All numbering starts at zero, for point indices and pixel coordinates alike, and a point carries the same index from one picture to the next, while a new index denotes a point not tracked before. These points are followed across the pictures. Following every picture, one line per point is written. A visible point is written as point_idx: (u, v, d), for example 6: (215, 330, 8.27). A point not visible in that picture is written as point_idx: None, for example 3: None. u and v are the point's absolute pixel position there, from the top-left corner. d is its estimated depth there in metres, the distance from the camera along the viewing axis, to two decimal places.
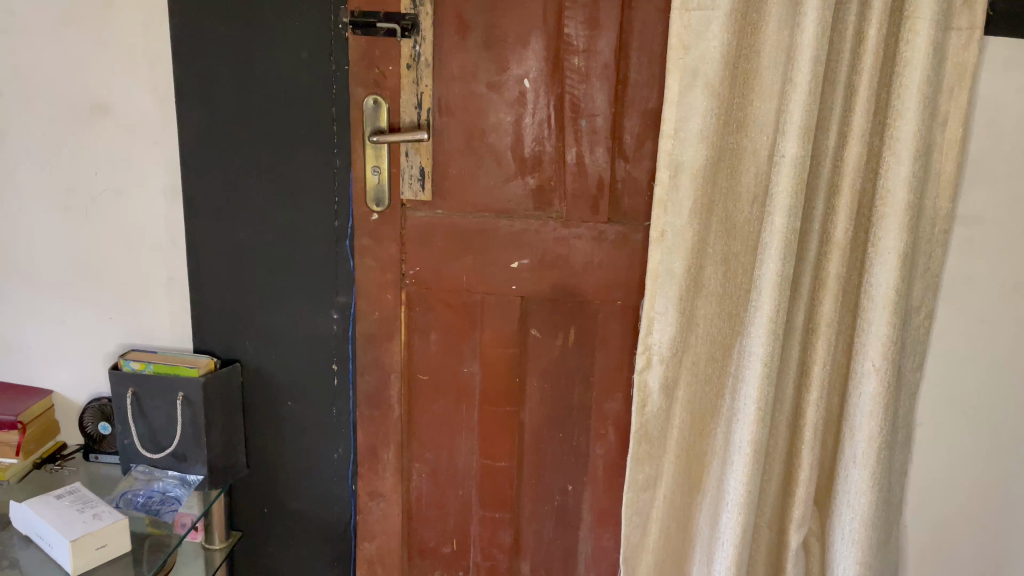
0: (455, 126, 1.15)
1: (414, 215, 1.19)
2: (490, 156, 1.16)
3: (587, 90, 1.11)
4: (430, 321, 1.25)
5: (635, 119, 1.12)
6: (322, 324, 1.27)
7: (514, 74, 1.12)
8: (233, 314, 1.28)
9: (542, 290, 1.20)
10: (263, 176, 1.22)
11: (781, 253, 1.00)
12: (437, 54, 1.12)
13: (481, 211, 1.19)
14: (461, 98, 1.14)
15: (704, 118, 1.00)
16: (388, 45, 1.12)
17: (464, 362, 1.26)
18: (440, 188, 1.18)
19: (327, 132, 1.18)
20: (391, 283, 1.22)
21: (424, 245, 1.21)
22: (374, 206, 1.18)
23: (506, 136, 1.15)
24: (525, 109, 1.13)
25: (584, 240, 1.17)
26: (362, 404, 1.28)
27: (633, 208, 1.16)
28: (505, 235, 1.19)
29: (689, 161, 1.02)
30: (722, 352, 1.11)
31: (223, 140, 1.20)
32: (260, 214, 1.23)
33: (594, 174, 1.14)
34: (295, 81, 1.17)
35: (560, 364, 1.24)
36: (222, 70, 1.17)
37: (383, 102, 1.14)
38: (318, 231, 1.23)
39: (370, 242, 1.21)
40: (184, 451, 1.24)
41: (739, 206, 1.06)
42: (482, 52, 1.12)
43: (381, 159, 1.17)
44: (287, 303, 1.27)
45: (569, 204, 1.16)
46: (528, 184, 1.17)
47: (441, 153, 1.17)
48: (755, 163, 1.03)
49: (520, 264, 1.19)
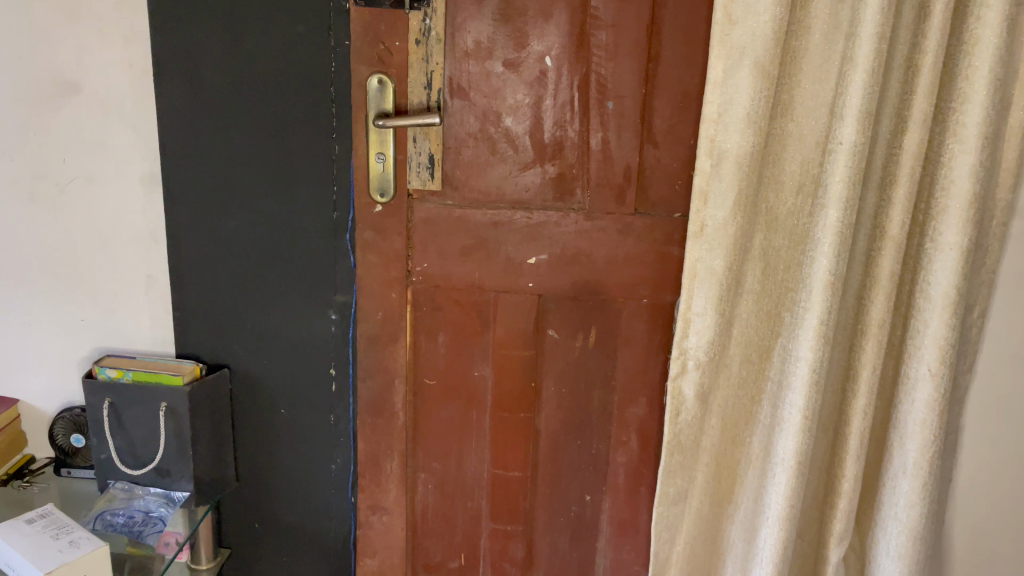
0: (468, 108, 1.04)
1: (422, 206, 1.09)
2: (506, 142, 1.06)
3: (615, 68, 1.01)
4: (438, 321, 1.14)
5: (666, 101, 1.02)
6: (319, 325, 1.16)
7: (534, 50, 1.01)
8: (219, 316, 1.17)
9: (560, 286, 1.11)
10: (253, 164, 1.10)
11: (836, 248, 0.91)
12: (449, 29, 1.01)
13: (495, 202, 1.09)
14: (474, 78, 1.03)
15: (752, 101, 0.91)
16: (395, 18, 1.01)
17: (474, 365, 1.16)
18: (451, 177, 1.08)
19: (325, 115, 1.07)
20: (396, 280, 1.12)
21: (433, 240, 1.10)
22: (378, 198, 1.08)
23: (524, 119, 1.04)
24: (546, 90, 1.03)
25: (608, 234, 1.08)
26: (362, 411, 1.18)
27: (660, 199, 1.07)
28: (522, 229, 1.09)
29: (733, 149, 0.93)
30: (760, 354, 1.02)
31: (207, 123, 1.08)
32: (250, 207, 1.12)
33: (621, 161, 1.05)
34: (290, 58, 1.05)
35: (579, 367, 1.15)
36: (207, 45, 1.05)
37: (389, 81, 1.03)
38: (315, 225, 1.12)
39: (373, 235, 1.10)
40: (167, 466, 1.13)
41: (782, 197, 0.96)
42: (498, 27, 1.01)
43: (386, 146, 1.06)
44: (280, 303, 1.16)
45: (593, 194, 1.07)
46: (547, 173, 1.07)
47: (452, 138, 1.06)
48: (801, 150, 0.94)
49: (538, 259, 1.10)
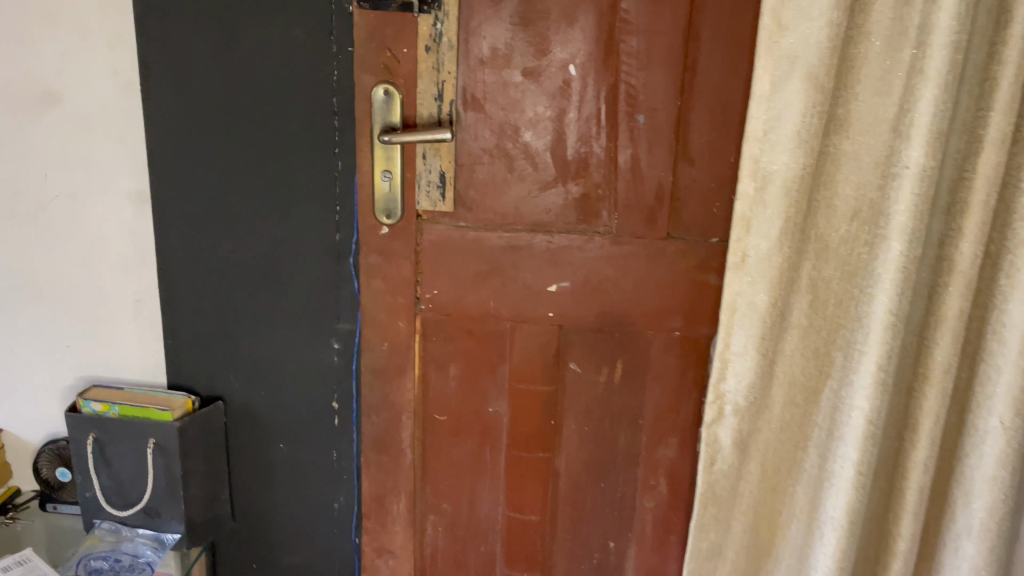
0: (483, 121, 0.94)
1: (432, 228, 0.99)
2: (525, 159, 0.96)
3: (647, 79, 0.91)
4: (449, 352, 1.05)
5: (703, 114, 0.92)
6: (321, 355, 1.07)
7: (557, 58, 0.91)
8: (213, 344, 1.08)
9: (583, 317, 1.01)
10: (248, 181, 1.00)
11: (898, 286, 0.81)
12: (462, 35, 0.91)
13: (513, 224, 0.99)
14: (490, 89, 0.93)
15: (804, 117, 0.80)
16: (404, 22, 0.91)
17: (488, 400, 1.06)
18: (464, 197, 0.98)
19: (327, 129, 0.98)
20: (403, 308, 1.02)
21: (444, 265, 1.01)
22: (384, 220, 0.98)
23: (545, 134, 0.94)
24: (569, 102, 0.93)
25: (637, 260, 0.98)
26: (367, 448, 1.08)
27: (695, 222, 0.96)
28: (542, 253, 0.99)
29: (781, 171, 0.82)
30: (806, 397, 0.91)
31: (199, 137, 0.99)
32: (245, 227, 1.02)
33: (652, 180, 0.95)
34: (288, 66, 0.95)
35: (604, 404, 1.04)
36: (198, 52, 0.96)
37: (396, 92, 0.93)
38: (316, 247, 1.03)
39: (378, 260, 1.00)
40: (156, 507, 1.05)
41: (834, 223, 0.85)
42: (517, 32, 0.91)
43: (393, 163, 0.96)
44: (278, 330, 1.07)
45: (620, 216, 0.96)
46: (570, 193, 0.97)
47: (466, 154, 0.96)
48: (857, 171, 0.83)
49: (559, 287, 1.00)
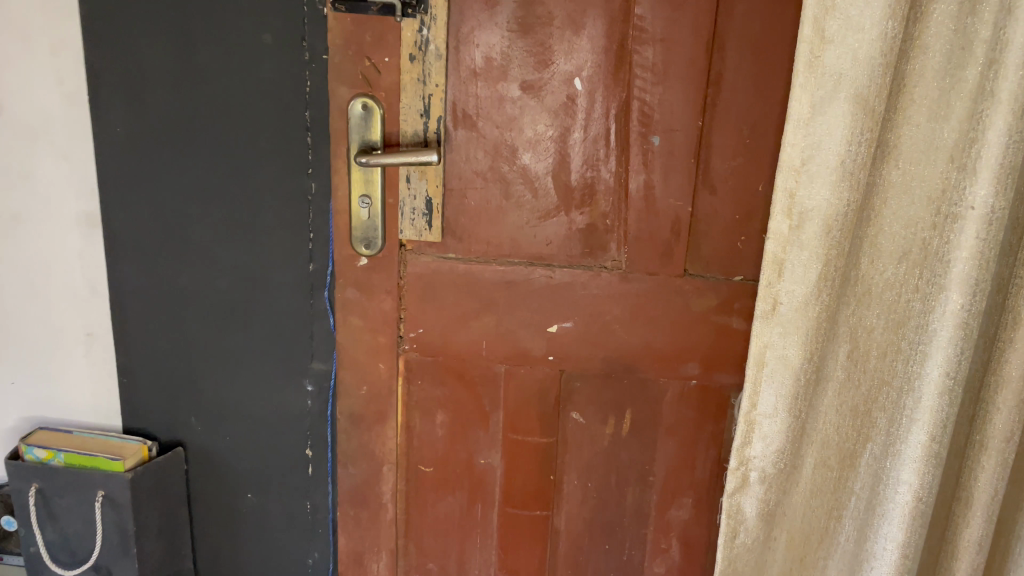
0: (475, 141, 0.83)
1: (417, 261, 0.88)
2: (523, 185, 0.84)
3: (664, 95, 0.79)
4: (436, 398, 0.93)
5: (727, 137, 0.80)
6: (293, 397, 0.96)
7: (560, 70, 0.80)
8: (173, 383, 0.97)
9: (588, 362, 0.89)
10: (210, 205, 0.89)
11: (958, 344, 0.70)
12: (452, 42, 0.79)
13: (508, 256, 0.87)
14: (484, 105, 0.81)
15: (849, 146, 0.68)
16: (385, 28, 0.79)
17: (480, 451, 0.94)
18: (454, 226, 0.86)
19: (299, 147, 0.86)
20: (385, 348, 0.91)
21: (431, 301, 0.89)
22: (363, 251, 0.87)
23: (546, 156, 0.83)
24: (574, 120, 0.81)
25: (649, 299, 0.86)
26: (344, 501, 0.97)
27: (716, 258, 0.84)
28: (542, 290, 0.87)
29: (821, 208, 0.70)
30: (840, 460, 0.79)
31: (155, 155, 0.88)
32: (207, 256, 0.91)
33: (668, 211, 0.83)
34: (254, 76, 0.84)
35: (610, 458, 0.93)
36: (152, 59, 0.84)
37: (376, 106, 0.81)
38: (286, 279, 0.91)
39: (356, 294, 0.89)
40: (107, 564, 0.93)
41: (878, 265, 0.73)
42: (515, 40, 0.79)
43: (372, 187, 0.84)
44: (245, 370, 0.95)
45: (631, 250, 0.85)
46: (574, 223, 0.85)
47: (455, 178, 0.84)
48: (907, 207, 0.71)
49: (561, 328, 0.88)
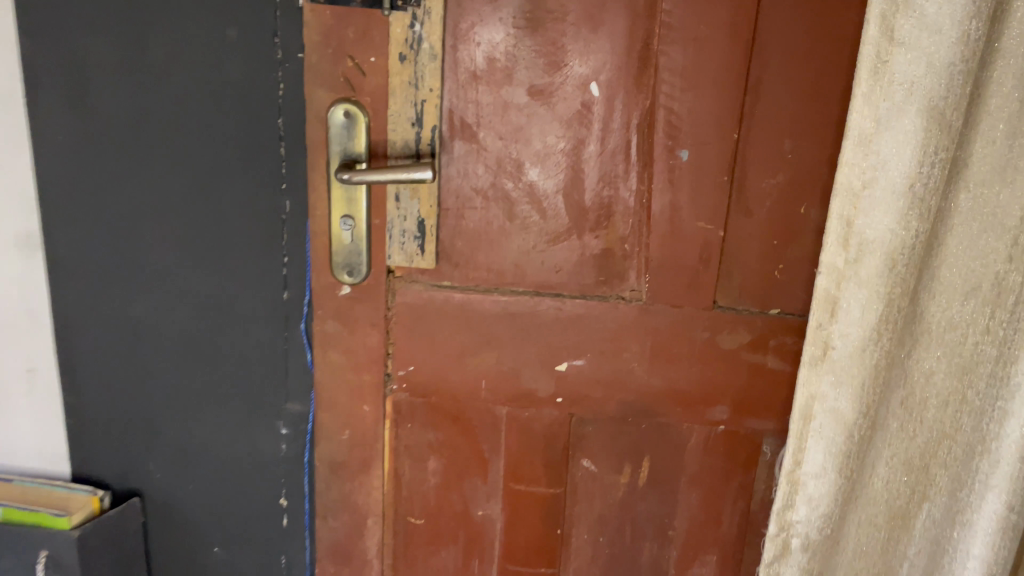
0: (475, 154, 0.72)
1: (407, 289, 0.77)
2: (529, 204, 0.73)
3: (693, 102, 0.68)
4: (428, 443, 0.82)
5: (766, 151, 0.70)
6: (264, 441, 0.85)
7: (574, 73, 0.69)
8: (129, 425, 0.85)
9: (601, 404, 0.79)
10: (169, 225, 0.78)
11: None
12: (449, 40, 0.68)
13: (512, 284, 0.76)
14: (485, 112, 0.71)
15: (920, 166, 0.58)
16: (370, 22, 0.68)
17: (477, 503, 0.84)
18: (450, 250, 0.76)
19: (270, 160, 0.75)
20: (370, 388, 0.80)
21: (423, 336, 0.78)
22: (345, 280, 0.76)
23: (556, 172, 0.72)
24: (590, 131, 0.71)
25: (673, 334, 0.75)
26: (323, 557, 0.86)
27: (749, 288, 0.74)
28: (550, 324, 0.76)
29: (883, 239, 0.60)
30: (889, 520, 0.68)
31: (104, 167, 0.76)
32: (166, 283, 0.80)
33: (696, 235, 0.72)
34: (218, 77, 0.72)
35: (624, 510, 0.82)
36: (99, 56, 0.73)
37: (361, 114, 0.70)
38: (257, 309, 0.80)
39: (337, 327, 0.78)
40: None
41: (940, 304, 0.62)
42: (522, 37, 0.68)
43: (356, 207, 0.73)
44: (210, 410, 0.84)
45: (653, 279, 0.74)
46: (588, 248, 0.74)
47: (452, 195, 0.73)
48: (979, 236, 0.60)
49: (571, 366, 0.78)
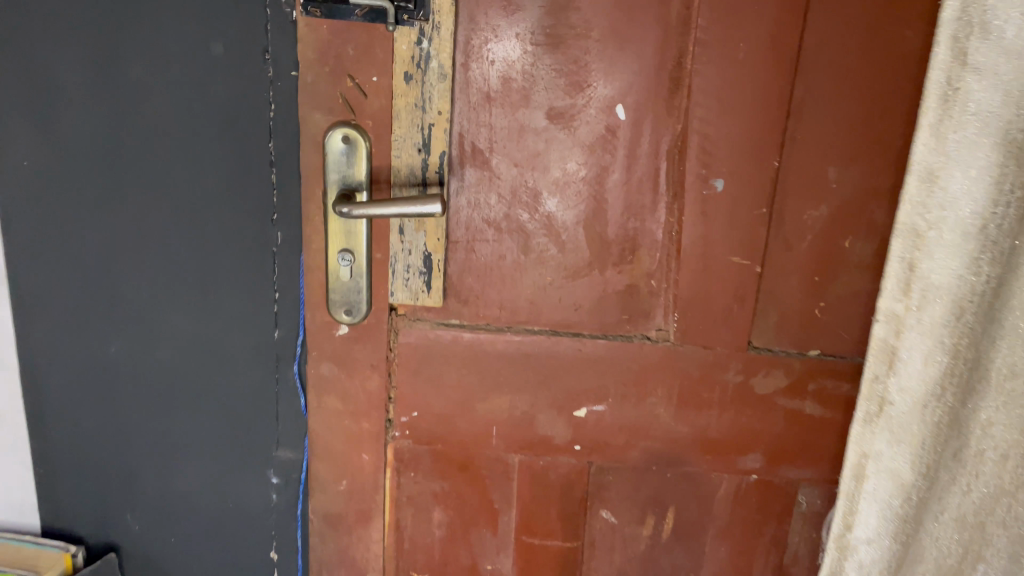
0: (487, 182, 0.65)
1: (412, 329, 0.70)
2: (546, 237, 0.67)
3: (730, 127, 0.62)
4: (433, 493, 0.75)
5: (808, 180, 0.63)
6: (253, 491, 0.78)
7: (598, 94, 0.62)
8: (104, 474, 0.78)
9: (623, 453, 0.72)
10: (146, 259, 0.70)
11: None
12: (460, 57, 0.62)
13: (527, 323, 0.70)
14: (499, 137, 0.64)
15: (995, 207, 0.52)
16: (372, 38, 0.61)
17: (486, 556, 0.77)
18: (458, 286, 0.69)
19: (260, 187, 0.68)
20: (369, 435, 0.73)
21: (428, 379, 0.71)
22: (343, 319, 0.68)
23: (577, 202, 0.66)
24: (614, 158, 0.64)
25: (703, 379, 0.69)
26: None
27: (786, 328, 0.68)
28: (568, 366, 0.70)
29: (950, 286, 0.54)
30: None
31: (73, 195, 0.69)
32: (144, 322, 0.72)
33: (730, 271, 0.66)
34: (201, 97, 0.65)
35: (646, 563, 0.76)
36: (67, 73, 0.65)
37: (363, 140, 0.63)
38: (245, 349, 0.73)
39: (334, 370, 0.71)
40: None
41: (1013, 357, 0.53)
42: (541, 55, 0.61)
43: (356, 240, 0.65)
44: (193, 458, 0.77)
45: (682, 318, 0.67)
46: (611, 285, 0.68)
47: (461, 228, 0.67)
48: None
49: (591, 412, 0.71)
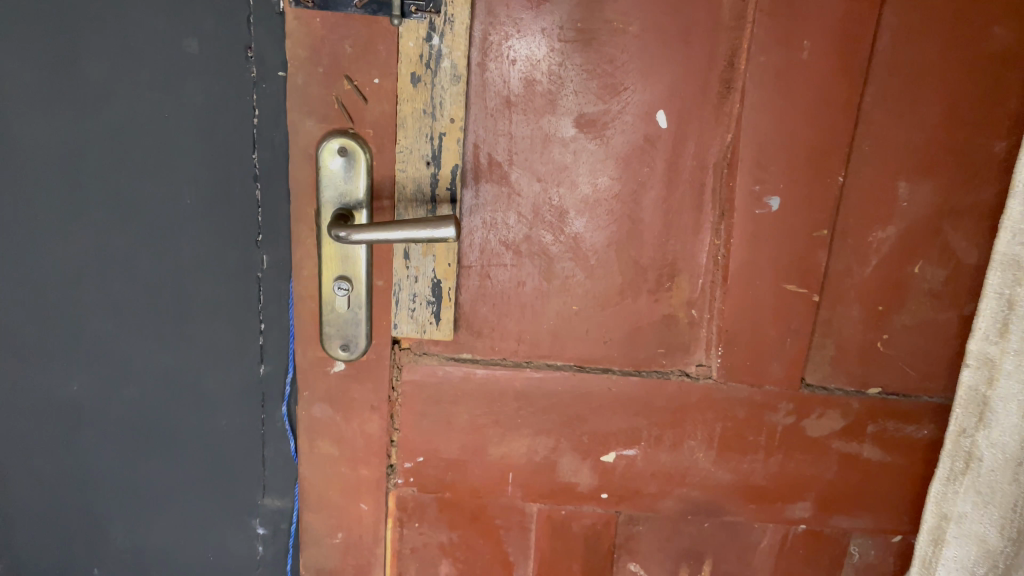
0: (506, 200, 0.57)
1: (417, 366, 0.61)
2: (573, 261, 0.58)
3: (788, 137, 0.54)
4: (440, 545, 0.67)
5: (874, 197, 0.55)
6: (236, 542, 0.69)
7: (636, 98, 0.54)
8: (67, 526, 0.69)
9: (655, 501, 0.64)
10: (111, 287, 0.61)
11: None
12: (476, 56, 0.53)
13: (549, 358, 0.61)
14: (520, 148, 0.55)
15: None
16: (373, 33, 0.52)
17: None
18: (471, 316, 0.60)
19: (242, 205, 0.59)
20: (369, 483, 0.65)
21: (436, 421, 0.63)
22: (338, 354, 0.59)
23: (608, 222, 0.57)
24: (653, 172, 0.56)
25: (749, 420, 0.61)
26: None
27: (844, 364, 0.60)
28: (596, 406, 0.62)
29: None
30: None
31: (24, 213, 0.59)
32: (109, 358, 0.63)
33: (783, 301, 0.57)
34: (173, 101, 0.56)
35: None
36: (14, 72, 0.55)
37: (364, 151, 0.54)
38: (226, 387, 0.64)
39: (328, 412, 0.62)
40: None
41: None
42: (570, 53, 0.53)
43: (354, 265, 0.56)
44: (168, 507, 0.68)
45: (727, 354, 0.59)
46: (646, 315, 0.60)
47: (475, 252, 0.58)
48: None
49: (620, 457, 0.63)
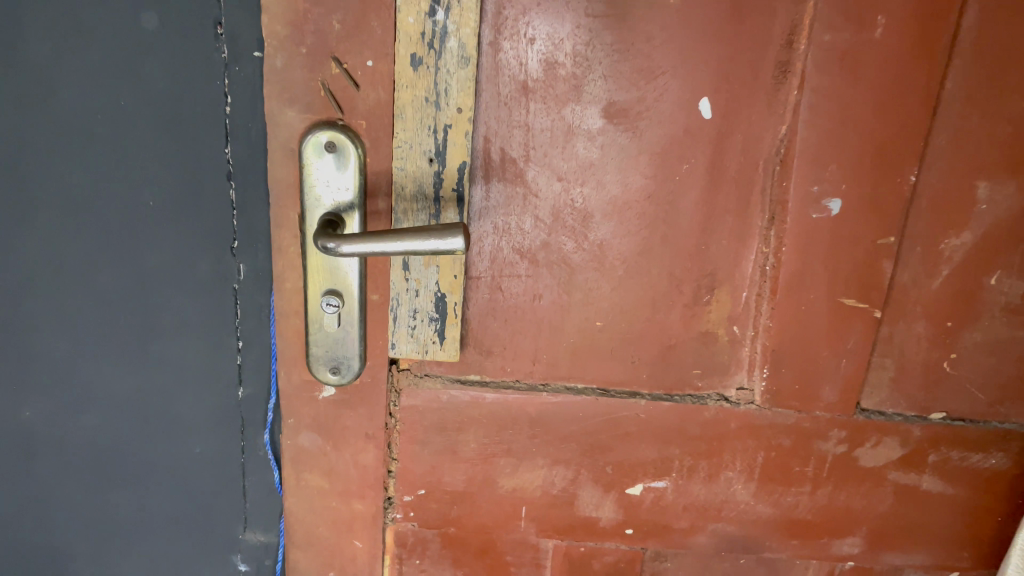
0: (521, 202, 0.49)
1: (418, 391, 0.54)
2: (598, 272, 0.51)
3: (853, 130, 0.46)
4: None
5: (948, 198, 0.48)
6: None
7: (676, 84, 0.46)
8: (28, 562, 0.62)
9: (686, 536, 0.57)
10: (65, 302, 0.53)
11: None
12: (486, 33, 0.44)
13: (569, 380, 0.54)
14: (539, 142, 0.47)
15: None
16: (365, 6, 0.44)
17: None
18: (479, 334, 0.52)
19: (213, 208, 0.50)
20: (364, 519, 0.57)
21: (439, 451, 0.55)
22: (328, 379, 0.51)
23: (640, 226, 0.49)
24: (693, 170, 0.48)
25: (795, 450, 0.54)
26: None
27: (905, 387, 0.52)
28: (621, 435, 0.54)
29: None
30: None
31: None
32: (65, 382, 0.55)
33: (840, 318, 0.50)
34: (130, 87, 0.47)
35: None
36: None
37: (357, 146, 0.46)
38: (199, 414, 0.56)
39: (317, 441, 0.55)
40: None
41: None
42: (598, 31, 0.45)
43: (345, 278, 0.48)
44: (140, 542, 0.61)
45: (774, 377, 0.52)
46: (681, 332, 0.52)
47: (485, 261, 0.50)
48: None
49: (648, 489, 0.56)
